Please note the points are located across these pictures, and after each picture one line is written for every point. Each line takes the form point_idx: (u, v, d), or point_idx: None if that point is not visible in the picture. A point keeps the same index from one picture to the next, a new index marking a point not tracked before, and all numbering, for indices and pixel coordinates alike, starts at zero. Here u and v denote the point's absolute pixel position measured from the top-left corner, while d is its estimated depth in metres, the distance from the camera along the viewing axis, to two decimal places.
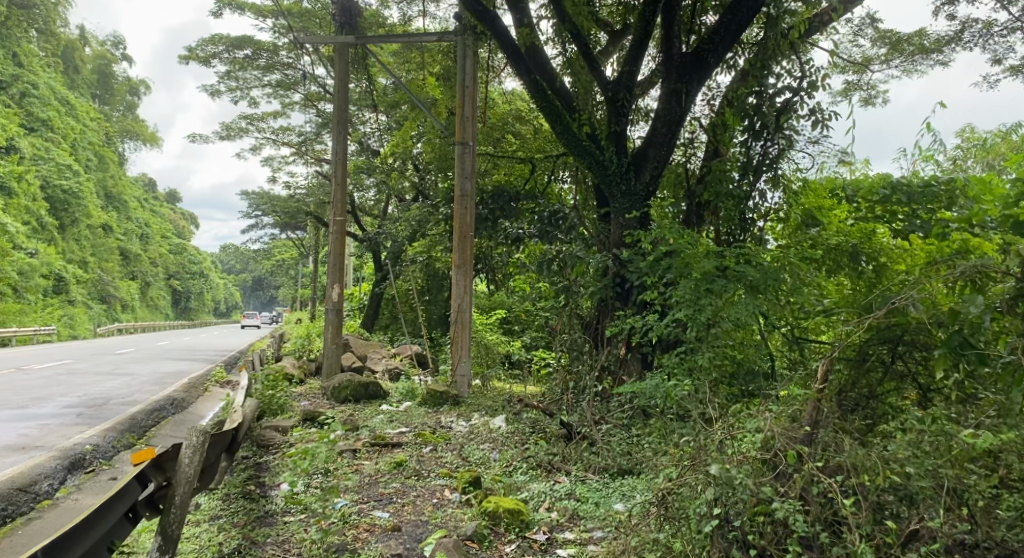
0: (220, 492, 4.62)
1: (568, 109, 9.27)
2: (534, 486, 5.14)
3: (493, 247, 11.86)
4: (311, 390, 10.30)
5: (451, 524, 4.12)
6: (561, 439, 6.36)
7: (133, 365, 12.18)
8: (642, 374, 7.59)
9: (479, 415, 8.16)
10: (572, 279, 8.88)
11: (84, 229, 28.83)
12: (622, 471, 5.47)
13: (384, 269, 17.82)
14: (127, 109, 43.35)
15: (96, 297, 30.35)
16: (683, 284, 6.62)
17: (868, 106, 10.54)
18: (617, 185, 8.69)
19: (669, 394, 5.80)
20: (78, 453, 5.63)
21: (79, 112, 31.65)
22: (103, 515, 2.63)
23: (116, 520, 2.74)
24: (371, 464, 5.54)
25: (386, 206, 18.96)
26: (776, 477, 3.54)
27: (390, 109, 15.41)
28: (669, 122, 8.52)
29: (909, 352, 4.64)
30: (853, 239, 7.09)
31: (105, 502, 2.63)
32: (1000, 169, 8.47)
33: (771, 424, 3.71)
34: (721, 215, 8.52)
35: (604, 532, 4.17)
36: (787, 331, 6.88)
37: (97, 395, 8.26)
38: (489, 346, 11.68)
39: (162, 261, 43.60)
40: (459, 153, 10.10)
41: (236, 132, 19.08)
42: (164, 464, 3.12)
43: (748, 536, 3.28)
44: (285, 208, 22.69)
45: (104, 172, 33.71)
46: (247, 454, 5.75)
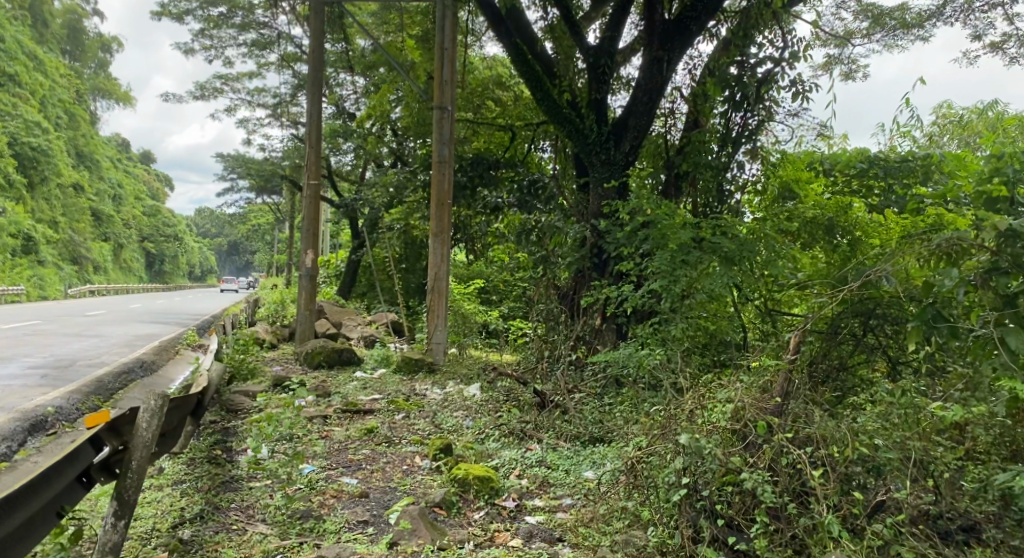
0: (184, 457, 4.52)
1: (548, 75, 9.12)
2: (506, 453, 5.13)
3: (471, 216, 11.70)
4: (284, 355, 10.18)
5: (420, 491, 4.08)
6: (534, 407, 6.35)
7: (103, 327, 11.89)
8: (617, 344, 7.63)
9: (454, 383, 8.14)
10: (550, 249, 8.83)
11: (54, 188, 27.93)
12: (593, 438, 5.51)
13: (361, 236, 17.57)
14: (99, 66, 41.72)
15: (68, 258, 29.64)
16: (660, 254, 6.61)
17: (848, 80, 10.49)
18: (596, 154, 8.64)
19: (644, 365, 5.78)
20: (40, 415, 5.46)
21: (49, 67, 30.35)
22: (51, 478, 2.52)
23: (67, 483, 2.63)
24: (342, 430, 5.49)
25: (363, 171, 18.62)
26: (745, 447, 3.54)
27: (369, 71, 14.99)
28: (649, 90, 8.43)
29: (880, 325, 4.68)
30: (829, 212, 7.09)
31: (49, 471, 2.51)
32: (974, 146, 8.53)
33: (742, 395, 3.72)
34: (699, 186, 8.47)
35: (573, 500, 4.18)
36: (760, 304, 6.93)
37: (63, 357, 8.03)
38: (466, 315, 11.62)
39: (135, 223, 42.57)
40: (436, 117, 9.84)
41: (210, 93, 18.47)
42: (120, 428, 3.01)
43: (715, 506, 3.30)
44: (260, 171, 22.18)
45: (76, 131, 32.56)
46: (215, 418, 5.64)
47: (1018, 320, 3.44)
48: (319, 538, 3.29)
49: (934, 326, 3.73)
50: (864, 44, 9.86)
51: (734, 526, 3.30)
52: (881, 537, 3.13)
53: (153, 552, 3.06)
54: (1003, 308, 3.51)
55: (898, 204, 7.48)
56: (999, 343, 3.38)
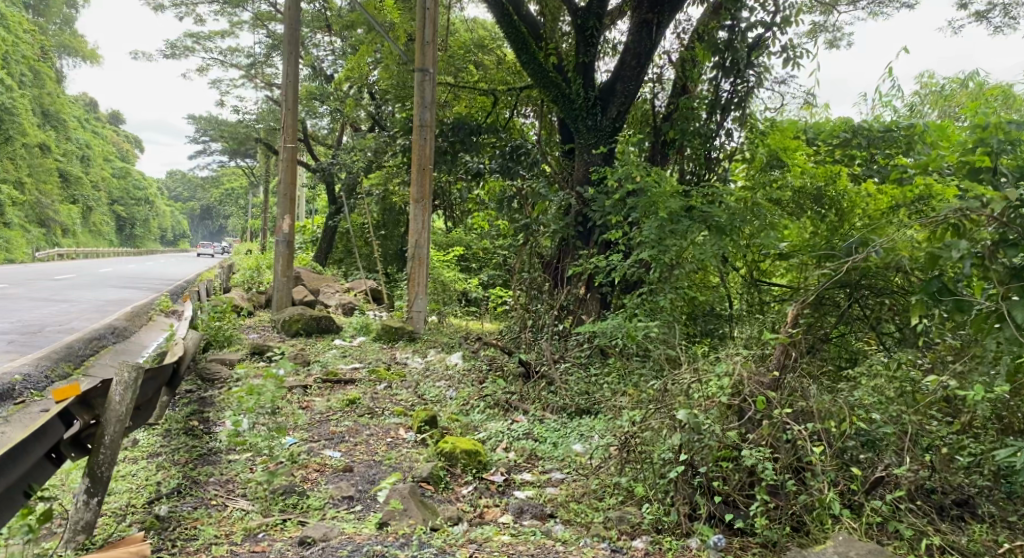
0: (159, 428, 4.33)
1: (534, 37, 8.83)
2: (492, 425, 5.03)
3: (451, 181, 11.40)
4: (261, 323, 9.92)
5: (406, 465, 3.97)
6: (519, 378, 6.22)
7: (73, 292, 11.46)
8: (602, 315, 7.49)
9: (435, 351, 8.02)
10: (534, 217, 8.66)
11: (20, 148, 26.67)
12: (580, 410, 5.42)
13: (338, 202, 17.15)
14: (63, 21, 39.56)
15: (34, 221, 28.56)
16: (649, 223, 6.46)
17: (832, 48, 10.35)
18: (582, 119, 8.41)
19: (635, 338, 5.61)
20: (5, 383, 5.04)
21: (11, 20, 28.66)
22: (14, 460, 2.25)
23: (34, 465, 2.36)
24: (322, 401, 5.34)
25: (340, 135, 18.10)
26: (742, 423, 3.58)
27: (346, 31, 14.40)
28: (638, 55, 8.22)
29: (863, 297, 4.79)
30: (818, 181, 6.87)
31: (12, 452, 2.23)
32: (956, 117, 8.50)
33: (741, 367, 3.71)
34: (686, 154, 8.34)
35: (562, 474, 4.12)
36: (746, 273, 6.89)
37: (30, 323, 7.65)
38: (446, 284, 11.43)
39: (104, 185, 41.16)
40: (418, 80, 9.50)
41: (180, 51, 17.65)
42: (91, 401, 2.73)
43: (712, 483, 3.38)
44: (234, 134, 21.45)
45: (41, 89, 31.05)
46: (191, 388, 5.44)
47: (1023, 293, 3.46)
48: (303, 515, 3.17)
49: (938, 299, 3.95)
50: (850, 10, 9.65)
51: (730, 503, 3.40)
52: (880, 514, 3.27)
53: (130, 531, 2.85)
54: (1008, 281, 3.51)
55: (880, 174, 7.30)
56: (1005, 317, 3.38)
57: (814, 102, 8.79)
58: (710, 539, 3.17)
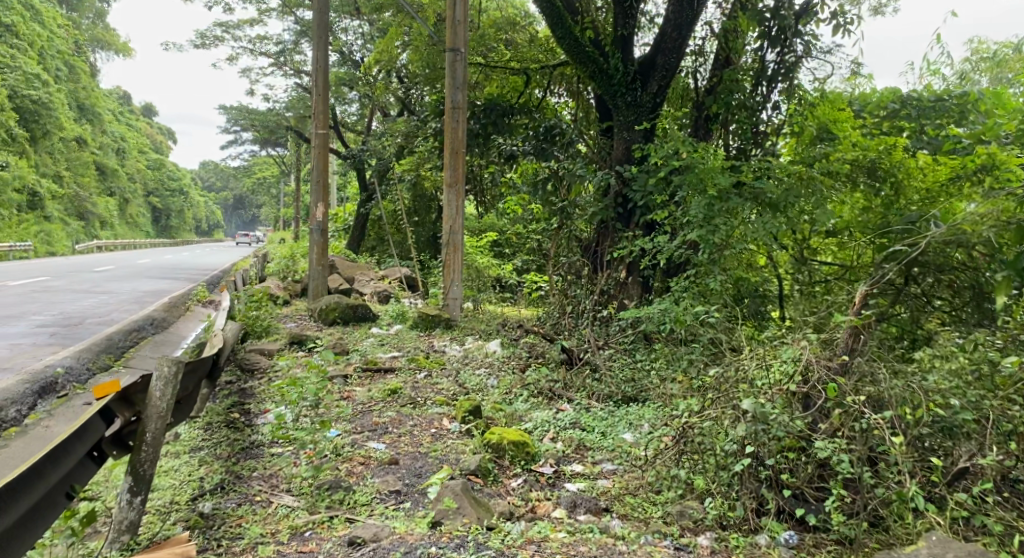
0: (201, 421, 4.27)
1: (569, 12, 8.52)
2: (537, 414, 4.86)
3: (483, 165, 11.18)
4: (297, 312, 9.91)
5: (454, 457, 3.85)
6: (561, 365, 6.03)
7: (113, 283, 11.57)
8: (644, 299, 7.31)
9: (472, 339, 7.87)
10: (569, 200, 8.42)
11: (57, 142, 27.20)
12: (626, 398, 5.21)
13: (370, 189, 17.12)
14: (96, 17, 40.11)
15: (75, 215, 29.16)
16: (697, 202, 6.20)
17: (876, 15, 9.80)
18: (621, 96, 8.11)
19: (684, 322, 5.38)
20: (48, 377, 5.00)
21: (47, 18, 29.26)
22: (54, 460, 2.17)
23: (74, 464, 2.28)
24: (363, 390, 5.24)
25: (370, 122, 18.04)
26: (808, 412, 3.40)
27: (374, 15, 14.21)
28: (679, 26, 7.88)
29: (924, 275, 4.41)
30: (872, 153, 6.49)
31: (50, 452, 2.14)
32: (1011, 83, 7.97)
33: (808, 352, 3.53)
34: (730, 129, 7.98)
35: (614, 465, 3.95)
36: (795, 251, 6.67)
37: (72, 316, 7.69)
38: (480, 269, 11.26)
39: (141, 178, 41.89)
40: (449, 61, 9.26)
41: (211, 41, 17.71)
42: (131, 397, 2.65)
43: (780, 476, 3.22)
44: (265, 123, 21.57)
45: (76, 84, 31.61)
46: (231, 379, 5.40)
47: None
48: (351, 512, 3.06)
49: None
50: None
51: (800, 496, 3.23)
52: (965, 508, 3.00)
53: (176, 530, 2.78)
54: None
55: (930, 146, 6.82)
56: None
57: (859, 72, 8.33)
58: (780, 536, 3.02)
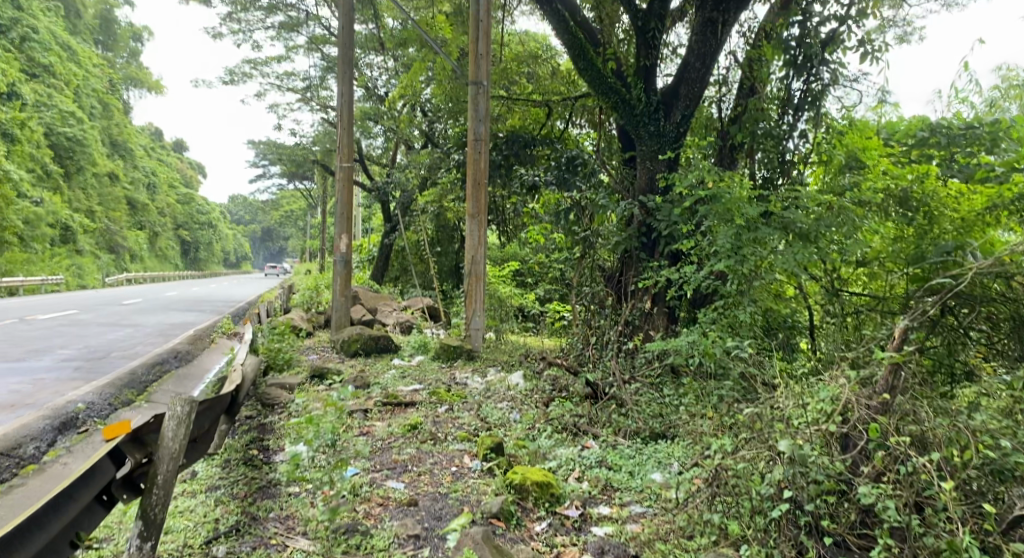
0: (218, 458, 4.20)
1: (591, 43, 8.53)
2: (561, 452, 4.70)
3: (506, 196, 11.18)
4: (319, 344, 9.89)
5: (474, 498, 3.72)
6: (585, 400, 5.87)
7: (140, 316, 11.71)
8: (670, 330, 7.14)
9: (495, 371, 7.72)
10: (592, 229, 8.32)
11: (90, 178, 28.01)
12: (654, 435, 5.03)
13: (393, 220, 17.23)
14: (131, 56, 41.63)
15: (105, 247, 29.82)
16: (724, 231, 6.03)
17: (902, 43, 9.64)
18: (644, 125, 8.05)
19: (713, 355, 5.21)
20: (70, 413, 4.99)
21: (82, 58, 30.50)
22: (57, 506, 2.10)
23: (80, 509, 2.21)
24: (383, 426, 5.13)
25: (394, 154, 18.29)
26: (848, 454, 3.21)
27: (398, 50, 14.48)
28: (703, 55, 7.87)
29: (963, 307, 4.17)
30: (903, 182, 6.30)
31: (54, 499, 2.06)
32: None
33: (848, 389, 3.34)
34: (756, 157, 7.84)
35: (643, 507, 3.78)
36: (827, 282, 6.49)
37: (97, 349, 7.74)
38: (502, 299, 11.16)
39: (170, 211, 42.85)
40: (471, 93, 9.31)
41: (239, 77, 18.16)
42: (143, 438, 2.58)
43: (820, 522, 3.03)
44: (292, 156, 21.99)
45: (109, 120, 32.68)
46: (251, 414, 5.35)
47: None
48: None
49: None
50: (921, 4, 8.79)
51: (841, 545, 3.03)
52: None
53: None
54: None
55: (962, 174, 6.59)
56: None
57: (886, 100, 8.17)
58: None
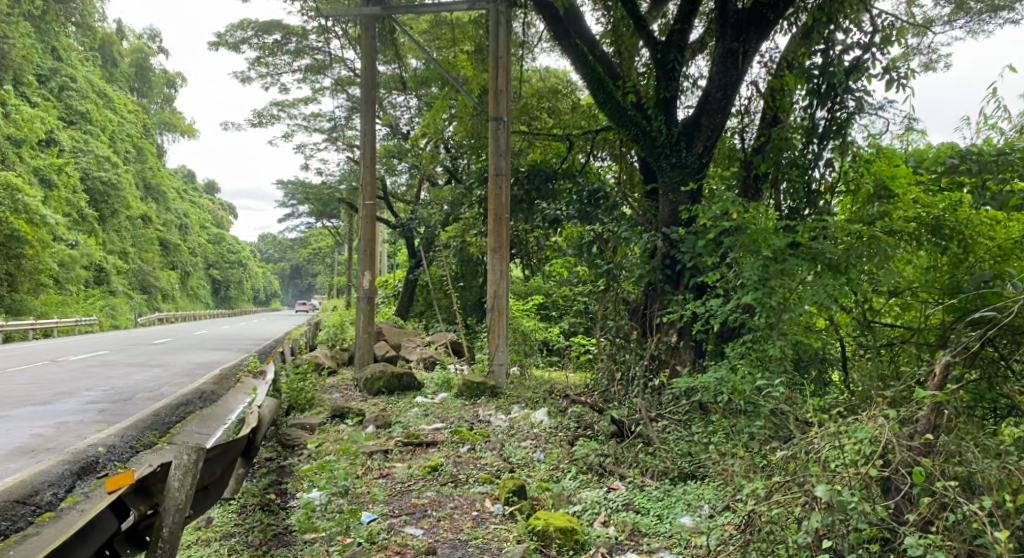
0: (235, 504, 4.19)
1: (611, 76, 8.57)
2: (586, 494, 4.53)
3: (528, 230, 11.15)
4: (343, 382, 9.88)
5: (495, 546, 3.60)
6: (611, 438, 5.70)
7: (167, 356, 11.82)
8: (697, 364, 6.96)
9: (518, 408, 7.58)
10: (615, 262, 8.22)
11: (123, 220, 28.87)
12: (683, 475, 4.84)
13: (417, 256, 17.34)
14: (164, 101, 43.13)
15: (138, 287, 30.49)
16: (750, 263, 5.90)
17: (928, 70, 9.50)
18: (666, 157, 8.00)
19: (743, 392, 5.04)
20: (90, 457, 5.00)
21: (117, 104, 31.83)
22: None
23: None
24: (403, 467, 5.04)
25: (418, 191, 18.50)
26: (891, 498, 3.05)
27: (421, 89, 14.75)
28: (724, 86, 7.84)
29: (1007, 339, 3.98)
30: (935, 210, 6.14)
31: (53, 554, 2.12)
32: None
33: (889, 429, 3.15)
34: (781, 187, 7.74)
35: (673, 554, 3.61)
36: (858, 312, 6.34)
37: (122, 390, 7.81)
38: (526, 333, 11.06)
39: (201, 250, 43.81)
40: (492, 129, 9.38)
41: (267, 119, 18.68)
42: (149, 488, 2.63)
43: None
44: (318, 195, 22.40)
45: (143, 164, 33.80)
46: (271, 456, 5.31)
47: None
48: None
49: None
50: (946, 32, 8.65)
51: None
52: None
53: None
54: None
55: (995, 202, 6.39)
56: None
57: (914, 127, 8.02)
58: None
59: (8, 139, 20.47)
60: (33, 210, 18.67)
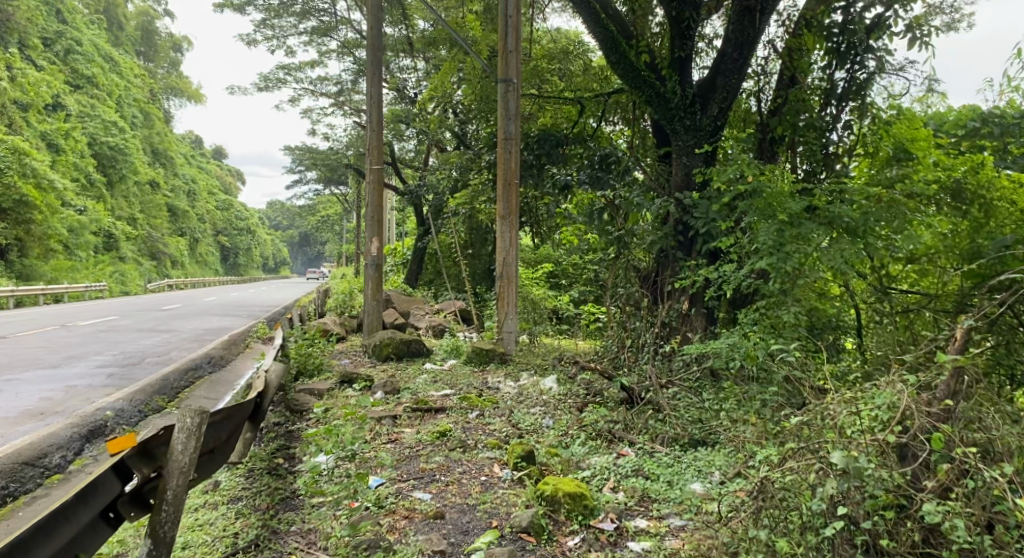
0: (243, 468, 4.20)
1: (624, 35, 8.28)
2: (595, 460, 4.49)
3: (537, 196, 10.98)
4: (352, 348, 9.89)
5: (503, 511, 3.57)
6: (621, 404, 5.66)
7: (176, 322, 11.87)
8: (708, 332, 6.87)
9: (527, 375, 7.55)
10: (626, 228, 8.08)
11: (131, 186, 28.84)
12: (693, 442, 4.79)
13: (426, 224, 17.23)
14: (170, 66, 42.71)
15: (147, 254, 30.63)
16: (765, 228, 5.73)
17: (950, 31, 9.15)
18: (680, 119, 7.79)
19: (756, 359, 4.97)
20: (98, 420, 5.02)
21: (123, 69, 31.59)
22: (55, 526, 2.12)
23: (79, 529, 2.23)
24: (412, 433, 5.01)
25: (426, 157, 18.30)
26: (908, 465, 2.91)
27: (428, 50, 14.44)
28: (740, 45, 7.58)
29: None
30: (956, 173, 6.01)
31: (49, 516, 2.08)
32: None
33: (907, 394, 3.04)
34: (798, 150, 7.52)
35: (683, 520, 3.58)
36: (874, 279, 6.24)
37: (132, 355, 7.84)
38: (535, 301, 10.99)
39: (209, 217, 43.89)
40: (501, 91, 9.16)
41: (274, 83, 18.43)
42: (152, 451, 2.57)
43: (879, 540, 2.77)
44: (326, 161, 22.23)
45: (150, 129, 33.66)
46: (279, 421, 5.31)
47: None
48: None
49: None
50: None
51: None
52: None
53: None
54: None
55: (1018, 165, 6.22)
56: None
57: (934, 89, 7.75)
58: None
59: (14, 103, 20.37)
60: (40, 175, 18.65)
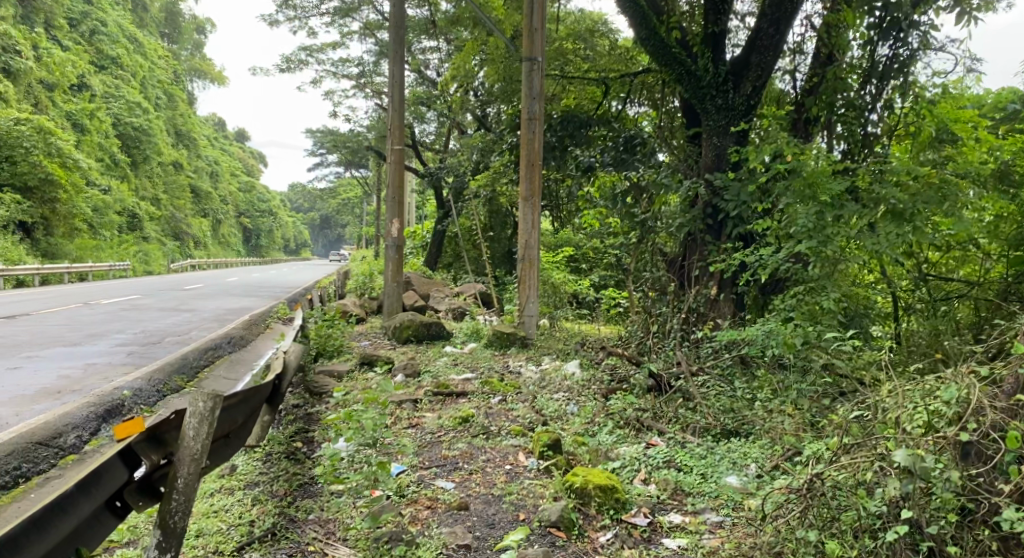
0: (260, 452, 4.08)
1: (654, 11, 7.93)
2: (624, 450, 4.30)
3: (560, 178, 10.73)
4: (371, 330, 9.77)
5: (530, 503, 3.40)
6: (648, 392, 5.44)
7: (198, 302, 11.86)
8: (738, 318, 6.62)
9: (549, 359, 7.37)
10: (653, 210, 7.80)
11: (154, 166, 28.98)
12: (726, 432, 4.57)
13: (446, 206, 17.04)
14: (193, 47, 42.74)
15: (170, 234, 30.86)
16: (804, 210, 5.43)
17: None
18: (711, 98, 7.48)
19: (794, 347, 4.72)
20: (115, 400, 4.94)
21: (147, 50, 31.62)
22: (54, 519, 1.99)
23: (82, 520, 2.10)
24: (433, 418, 4.85)
25: (447, 140, 18.08)
26: (974, 466, 2.63)
27: (451, 30, 14.17)
28: (777, 20, 7.22)
29: None
30: (1004, 154, 5.59)
31: (45, 510, 1.95)
32: None
33: (976, 390, 2.75)
34: (835, 130, 7.18)
35: (720, 517, 3.38)
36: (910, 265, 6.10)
37: (151, 334, 7.78)
38: (556, 285, 10.78)
39: (230, 199, 44.13)
40: (525, 70, 8.87)
41: (295, 64, 18.26)
42: (162, 437, 2.43)
43: (944, 547, 2.53)
44: (346, 144, 22.10)
45: (174, 111, 33.75)
46: (297, 403, 5.19)
47: None
48: None
49: None
50: None
51: None
52: None
53: None
54: None
55: None
56: None
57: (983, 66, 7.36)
58: None
59: (40, 82, 20.46)
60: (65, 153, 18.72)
